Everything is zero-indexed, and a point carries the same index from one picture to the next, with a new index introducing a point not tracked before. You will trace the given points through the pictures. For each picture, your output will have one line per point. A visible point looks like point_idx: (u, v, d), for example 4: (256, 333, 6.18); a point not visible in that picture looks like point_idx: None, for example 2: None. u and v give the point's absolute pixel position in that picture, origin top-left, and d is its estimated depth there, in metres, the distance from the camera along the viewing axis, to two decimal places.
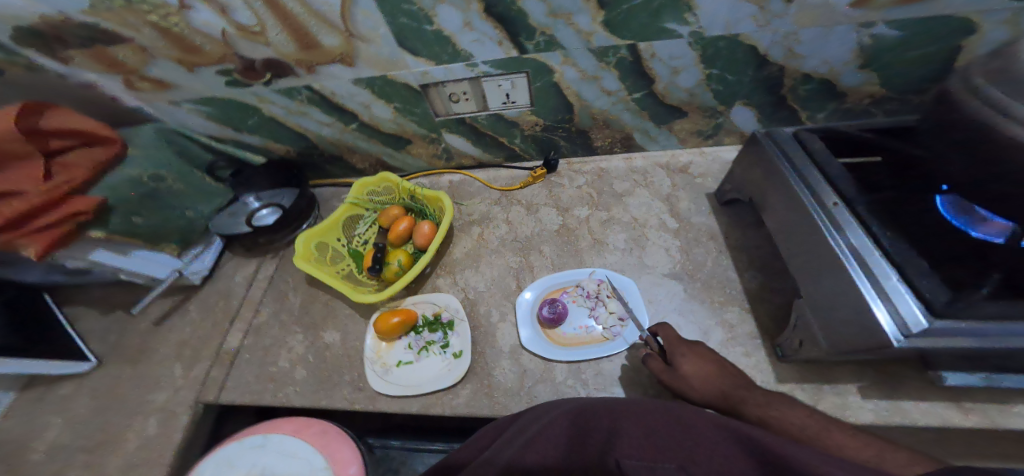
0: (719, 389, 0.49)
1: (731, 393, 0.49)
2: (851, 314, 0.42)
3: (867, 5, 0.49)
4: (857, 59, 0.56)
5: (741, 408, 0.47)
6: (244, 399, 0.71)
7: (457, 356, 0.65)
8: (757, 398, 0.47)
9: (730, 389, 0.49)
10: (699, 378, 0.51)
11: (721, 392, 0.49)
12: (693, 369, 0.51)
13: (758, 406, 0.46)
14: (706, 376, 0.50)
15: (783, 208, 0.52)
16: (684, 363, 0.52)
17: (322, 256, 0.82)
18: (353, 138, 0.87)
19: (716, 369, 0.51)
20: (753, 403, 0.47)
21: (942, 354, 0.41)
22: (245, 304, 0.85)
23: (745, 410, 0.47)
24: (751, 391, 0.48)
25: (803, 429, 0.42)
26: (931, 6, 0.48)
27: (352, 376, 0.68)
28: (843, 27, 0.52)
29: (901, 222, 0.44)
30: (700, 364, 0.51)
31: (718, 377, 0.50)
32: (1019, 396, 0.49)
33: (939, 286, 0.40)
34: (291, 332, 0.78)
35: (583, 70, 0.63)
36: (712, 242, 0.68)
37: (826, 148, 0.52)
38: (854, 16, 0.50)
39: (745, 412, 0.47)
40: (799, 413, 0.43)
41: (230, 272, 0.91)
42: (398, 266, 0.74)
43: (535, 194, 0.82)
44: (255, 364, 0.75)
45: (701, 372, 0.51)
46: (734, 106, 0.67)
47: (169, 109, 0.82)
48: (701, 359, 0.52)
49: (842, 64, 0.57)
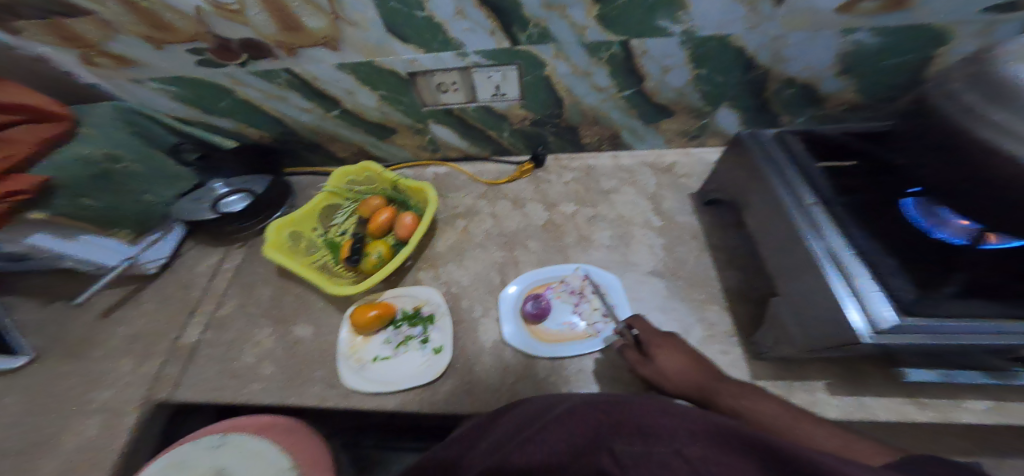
0: (695, 380, 0.50)
1: (707, 386, 0.49)
2: (826, 312, 0.44)
3: (854, 10, 0.51)
4: (838, 65, 0.58)
5: (716, 399, 0.47)
6: (201, 397, 0.66)
7: (437, 351, 0.63)
8: (732, 389, 0.47)
9: (706, 382, 0.49)
10: (675, 369, 0.51)
11: (697, 384, 0.50)
12: (670, 361, 0.52)
13: (731, 397, 0.46)
14: (682, 368, 0.51)
15: (764, 208, 0.54)
16: (660, 356, 0.52)
17: (295, 246, 0.79)
18: (334, 126, 0.84)
19: (690, 360, 0.52)
20: (728, 395, 0.46)
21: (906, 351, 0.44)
22: (208, 296, 0.79)
23: (720, 400, 0.46)
24: (724, 382, 0.48)
25: (774, 419, 0.41)
26: (914, 14, 0.51)
27: (324, 372, 0.65)
28: (828, 31, 0.54)
29: (873, 225, 0.47)
30: (675, 356, 0.52)
31: (692, 368, 0.51)
32: (970, 392, 0.52)
33: (905, 285, 0.43)
34: (259, 326, 0.74)
35: (575, 65, 0.63)
36: (694, 241, 0.69)
37: (805, 151, 0.55)
38: (841, 21, 0.53)
39: (720, 404, 0.46)
40: (772, 404, 0.43)
41: (191, 261, 0.85)
42: (377, 258, 0.71)
43: (522, 189, 0.82)
44: (217, 359, 0.70)
45: (675, 364, 0.51)
46: (719, 108, 0.69)
47: (132, 88, 0.76)
48: (677, 351, 0.53)
49: (822, 70, 0.60)
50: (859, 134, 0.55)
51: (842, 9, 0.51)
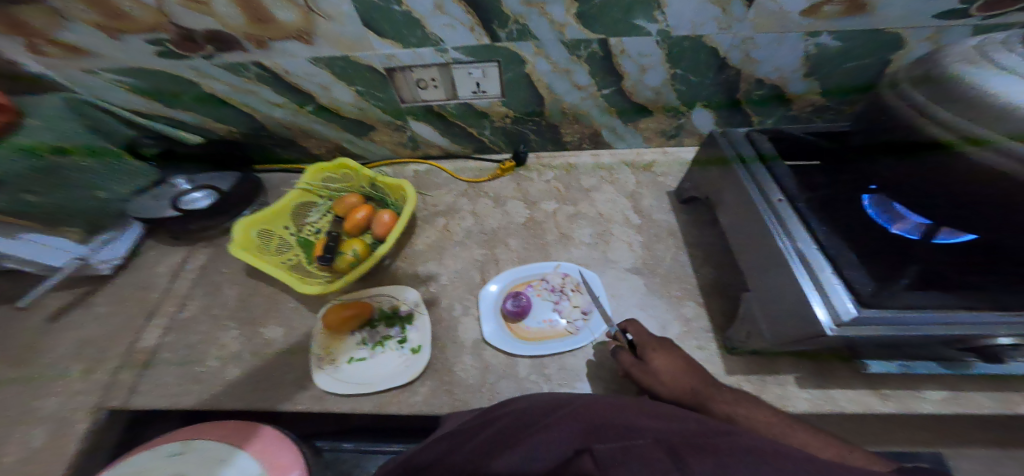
0: (689, 385, 0.48)
1: (700, 390, 0.48)
2: (795, 306, 0.45)
3: (817, 14, 0.53)
4: (804, 67, 0.61)
5: (708, 404, 0.46)
6: (159, 404, 0.62)
7: (415, 351, 0.61)
8: (726, 395, 0.46)
9: (700, 386, 0.48)
10: (668, 373, 0.50)
11: (691, 388, 0.48)
12: (664, 363, 0.51)
13: (726, 403, 0.45)
14: (676, 372, 0.50)
15: (737, 205, 0.56)
16: (655, 359, 0.51)
17: (265, 245, 0.75)
18: (308, 121, 0.81)
19: (684, 363, 0.50)
20: (721, 399, 0.46)
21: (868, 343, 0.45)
22: (169, 297, 0.75)
23: (711, 406, 0.46)
24: (718, 389, 0.47)
25: (769, 427, 0.42)
26: (871, 19, 0.53)
27: (296, 376, 0.62)
28: (793, 34, 0.57)
29: (834, 221, 0.49)
30: (670, 359, 0.51)
31: (687, 373, 0.49)
32: (927, 382, 0.55)
33: (864, 278, 0.44)
34: (224, 329, 0.70)
35: (555, 63, 0.64)
36: (671, 238, 0.71)
37: (772, 148, 0.57)
38: (804, 25, 0.55)
39: (712, 409, 0.46)
40: (764, 411, 0.44)
41: (151, 261, 0.80)
42: (354, 256, 0.69)
43: (504, 187, 0.82)
44: (177, 364, 0.66)
45: (669, 367, 0.50)
46: (695, 107, 0.71)
47: (84, 78, 0.71)
48: (672, 355, 0.52)
49: (789, 72, 0.63)
50: (820, 133, 0.58)
51: (807, 13, 0.53)
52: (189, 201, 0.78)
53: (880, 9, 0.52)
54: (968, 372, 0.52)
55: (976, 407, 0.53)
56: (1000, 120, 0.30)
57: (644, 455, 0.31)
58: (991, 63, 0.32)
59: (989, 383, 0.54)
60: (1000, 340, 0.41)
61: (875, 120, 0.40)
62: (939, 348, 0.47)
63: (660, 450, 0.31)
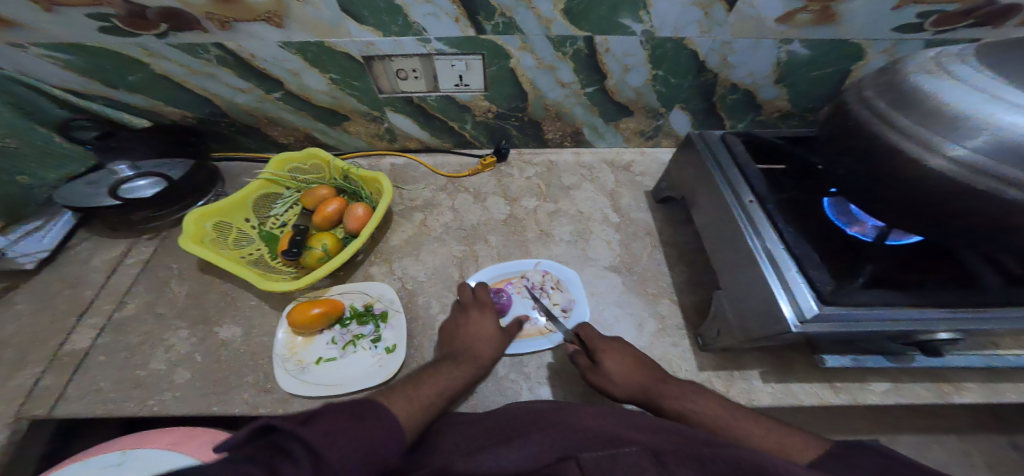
0: (639, 383, 0.50)
1: (650, 389, 0.50)
2: (762, 303, 0.47)
3: (790, 21, 0.57)
4: (775, 74, 0.65)
5: (660, 402, 0.48)
6: (93, 412, 0.56)
7: (390, 350, 0.59)
8: (674, 390, 0.49)
9: (650, 384, 0.50)
10: (620, 374, 0.51)
11: (642, 387, 0.50)
12: (615, 365, 0.52)
13: (675, 398, 0.48)
14: (627, 372, 0.51)
15: (710, 205, 0.59)
16: (607, 361, 0.52)
17: (221, 239, 0.70)
18: (274, 109, 0.76)
19: (633, 360, 0.53)
20: (672, 396, 0.48)
21: (825, 339, 0.48)
22: (105, 294, 0.68)
23: (664, 403, 0.48)
24: (667, 384, 0.50)
25: (715, 420, 0.44)
26: (836, 30, 0.58)
27: (255, 378, 0.59)
28: (768, 40, 0.60)
29: (798, 221, 0.52)
30: (621, 359, 0.53)
31: (637, 371, 0.52)
32: (874, 375, 0.59)
33: (825, 277, 0.46)
34: (172, 328, 0.64)
35: (540, 58, 0.64)
36: (648, 237, 0.73)
37: (745, 151, 0.59)
38: (778, 32, 0.59)
39: (664, 406, 0.48)
40: (710, 402, 0.47)
41: (84, 254, 0.73)
42: (323, 251, 0.65)
43: (483, 183, 0.81)
44: (115, 367, 0.60)
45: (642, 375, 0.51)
46: (673, 110, 0.74)
47: (9, 53, 0.64)
48: (622, 354, 0.54)
49: (761, 78, 0.66)
50: (788, 138, 0.62)
51: (781, 20, 0.57)
52: (130, 190, 0.72)
53: (845, 19, 0.56)
54: (911, 366, 0.54)
55: (915, 397, 0.57)
56: (952, 130, 0.33)
57: (631, 461, 0.31)
58: (947, 74, 0.35)
59: (927, 375, 0.59)
60: (941, 336, 0.46)
61: (838, 122, 0.42)
62: (886, 343, 0.51)
63: (645, 458, 0.32)
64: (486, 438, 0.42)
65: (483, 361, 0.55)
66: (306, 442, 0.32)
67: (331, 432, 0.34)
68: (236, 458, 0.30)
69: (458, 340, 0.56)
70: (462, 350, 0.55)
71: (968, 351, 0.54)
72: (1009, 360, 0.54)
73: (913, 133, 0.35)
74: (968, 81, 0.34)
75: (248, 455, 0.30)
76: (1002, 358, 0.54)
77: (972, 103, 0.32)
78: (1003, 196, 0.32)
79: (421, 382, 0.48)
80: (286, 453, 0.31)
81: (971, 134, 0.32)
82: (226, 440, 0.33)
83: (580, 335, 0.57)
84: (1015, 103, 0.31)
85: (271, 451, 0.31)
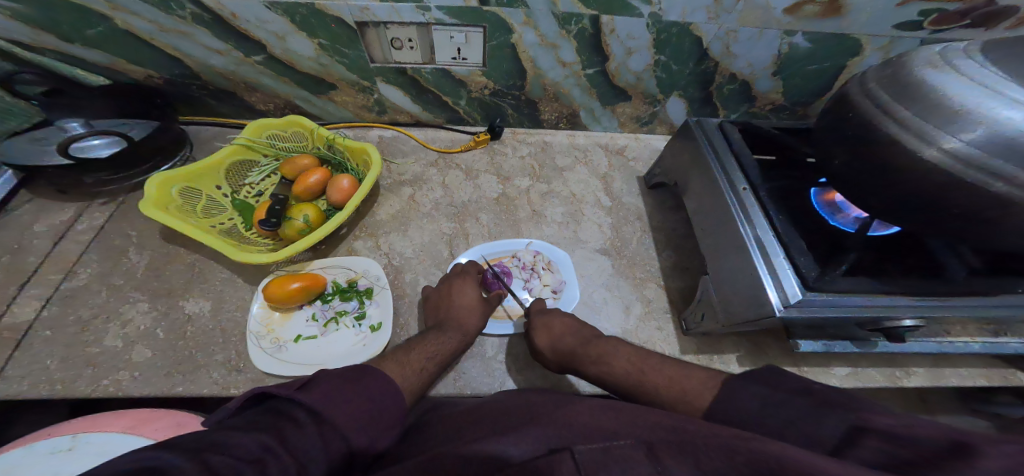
0: (566, 349, 0.54)
1: (574, 355, 0.54)
2: (750, 290, 0.49)
3: (795, 14, 0.58)
4: (773, 65, 0.67)
5: (582, 368, 0.54)
6: (35, 392, 0.51)
7: (375, 329, 0.58)
8: (590, 354, 0.54)
9: (578, 347, 0.54)
10: (544, 346, 0.56)
11: (569, 351, 0.54)
12: (540, 339, 0.56)
13: (591, 363, 0.53)
14: (553, 342, 0.55)
15: (703, 194, 0.60)
16: (535, 339, 0.56)
17: (189, 206, 0.65)
18: (253, 73, 0.71)
19: (572, 331, 0.56)
20: (589, 361, 0.53)
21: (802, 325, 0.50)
22: (51, 262, 0.62)
23: (585, 369, 0.53)
24: (587, 347, 0.54)
25: (669, 395, 0.45)
26: (837, 25, 0.60)
27: (227, 356, 0.55)
28: (772, 31, 0.61)
29: (785, 210, 0.54)
30: (546, 333, 0.57)
31: (567, 336, 0.56)
32: (838, 360, 0.63)
33: (810, 263, 0.48)
34: (130, 301, 0.59)
35: (543, 35, 0.63)
36: (638, 222, 0.74)
37: (742, 139, 0.60)
38: (783, 23, 0.60)
39: (585, 371, 0.54)
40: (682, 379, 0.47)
41: (26, 218, 0.65)
42: (305, 223, 0.61)
43: (476, 161, 0.80)
44: (63, 343, 0.55)
45: (612, 351, 0.53)
46: (670, 97, 0.76)
47: None
48: (547, 328, 0.57)
49: (760, 69, 0.68)
50: (783, 128, 0.62)
51: (788, 11, 0.58)
52: (85, 149, 0.64)
53: (849, 14, 0.58)
54: (874, 351, 0.56)
55: (871, 380, 0.61)
56: (954, 124, 0.34)
57: (626, 456, 0.30)
58: (954, 69, 0.36)
59: (882, 360, 0.63)
60: (904, 322, 0.48)
61: (840, 113, 0.44)
62: (854, 328, 0.53)
63: (639, 451, 0.31)
64: (489, 419, 0.41)
65: (469, 328, 0.57)
66: (308, 408, 0.35)
67: (329, 395, 0.36)
68: (243, 424, 0.32)
69: (444, 309, 0.58)
70: (447, 320, 0.56)
71: (924, 337, 0.57)
72: (959, 346, 0.58)
73: (914, 126, 0.36)
74: (972, 75, 0.35)
75: (253, 421, 0.33)
76: (953, 345, 0.58)
77: (976, 97, 0.34)
78: (981, 184, 0.34)
79: (412, 348, 0.51)
80: (291, 418, 0.34)
81: (969, 127, 0.34)
82: (228, 409, 0.36)
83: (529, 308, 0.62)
84: (1014, 98, 0.33)
85: (277, 417, 0.33)
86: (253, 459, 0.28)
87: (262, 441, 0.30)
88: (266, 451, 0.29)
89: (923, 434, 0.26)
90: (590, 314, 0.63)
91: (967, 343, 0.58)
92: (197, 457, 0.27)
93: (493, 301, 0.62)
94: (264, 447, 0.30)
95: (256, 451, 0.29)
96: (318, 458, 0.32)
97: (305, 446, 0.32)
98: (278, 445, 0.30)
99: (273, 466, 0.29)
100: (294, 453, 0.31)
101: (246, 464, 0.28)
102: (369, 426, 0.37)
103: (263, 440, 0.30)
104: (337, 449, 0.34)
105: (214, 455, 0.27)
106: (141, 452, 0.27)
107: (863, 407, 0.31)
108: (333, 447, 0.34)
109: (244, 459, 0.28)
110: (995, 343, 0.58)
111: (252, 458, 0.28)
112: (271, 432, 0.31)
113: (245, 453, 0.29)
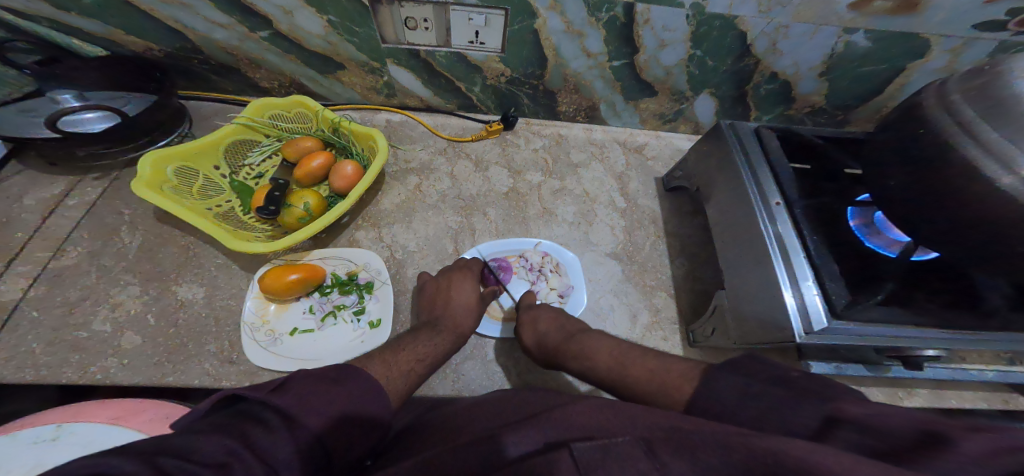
0: (552, 343, 0.52)
1: (559, 349, 0.51)
2: (772, 311, 0.46)
3: (859, 10, 0.53)
4: (823, 66, 0.63)
5: (563, 361, 0.50)
6: (17, 377, 0.48)
7: (374, 326, 0.56)
8: (570, 348, 0.51)
9: (558, 344, 0.52)
10: (531, 341, 0.54)
11: (555, 345, 0.52)
12: (529, 337, 0.54)
13: (575, 359, 0.50)
14: (542, 338, 0.53)
15: (729, 201, 0.56)
16: (524, 335, 0.54)
17: (184, 187, 0.61)
18: (258, 49, 0.67)
19: (556, 326, 0.54)
20: (570, 355, 0.50)
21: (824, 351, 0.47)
22: (39, 239, 0.59)
23: (566, 365, 0.50)
24: (575, 344, 0.51)
25: None
26: (901, 24, 0.55)
27: (219, 347, 0.53)
28: (831, 27, 0.56)
29: (816, 226, 0.50)
30: (535, 329, 0.54)
31: (557, 331, 0.53)
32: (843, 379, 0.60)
33: (841, 290, 0.45)
34: (121, 284, 0.57)
35: (569, 22, 0.59)
36: (653, 226, 0.71)
37: (779, 148, 0.56)
38: (844, 19, 0.55)
39: (566, 365, 0.51)
40: None
41: (14, 191, 0.62)
42: (305, 211, 0.58)
43: (486, 151, 0.76)
44: (48, 327, 0.52)
45: (590, 346, 0.50)
46: (700, 94, 0.72)
47: None
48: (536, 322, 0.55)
49: (807, 69, 0.64)
50: (827, 138, 0.58)
51: (852, 6, 0.53)
52: (76, 123, 0.59)
53: (920, 12, 0.53)
54: (885, 376, 0.52)
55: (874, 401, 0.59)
56: None
57: (623, 453, 0.26)
58: None
59: (885, 380, 0.60)
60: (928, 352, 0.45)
61: (905, 128, 0.39)
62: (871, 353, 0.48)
63: (637, 447, 0.27)
64: (479, 421, 0.37)
65: (463, 329, 0.54)
66: (280, 410, 0.32)
67: (304, 397, 0.33)
68: (209, 427, 0.29)
69: (440, 306, 0.55)
70: (438, 315, 0.54)
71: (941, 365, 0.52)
72: (972, 374, 0.52)
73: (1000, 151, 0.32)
74: None
75: (219, 424, 0.30)
76: (966, 373, 0.53)
77: None
78: None
79: (400, 347, 0.47)
80: (261, 421, 0.30)
81: None
82: (199, 411, 0.33)
83: (518, 304, 0.60)
84: None
85: (244, 420, 0.30)
86: (216, 463, 0.26)
87: (227, 445, 0.27)
88: (231, 455, 0.27)
89: (892, 423, 0.25)
90: (596, 321, 0.60)
91: (981, 371, 0.53)
92: (148, 460, 0.24)
93: (488, 296, 0.59)
94: (228, 450, 0.27)
95: (218, 455, 0.26)
96: (290, 461, 0.29)
97: (276, 451, 0.29)
98: (245, 449, 0.27)
99: (238, 470, 0.26)
100: (265, 458, 0.28)
101: (205, 468, 0.25)
102: (345, 428, 0.34)
103: (227, 443, 0.27)
104: (313, 449, 0.31)
105: (170, 459, 0.25)
106: (93, 458, 0.24)
107: (834, 394, 0.29)
108: (309, 448, 0.31)
109: (205, 463, 0.25)
110: (1010, 372, 0.53)
111: (213, 463, 0.26)
112: (236, 434, 0.29)
113: (205, 457, 0.26)
